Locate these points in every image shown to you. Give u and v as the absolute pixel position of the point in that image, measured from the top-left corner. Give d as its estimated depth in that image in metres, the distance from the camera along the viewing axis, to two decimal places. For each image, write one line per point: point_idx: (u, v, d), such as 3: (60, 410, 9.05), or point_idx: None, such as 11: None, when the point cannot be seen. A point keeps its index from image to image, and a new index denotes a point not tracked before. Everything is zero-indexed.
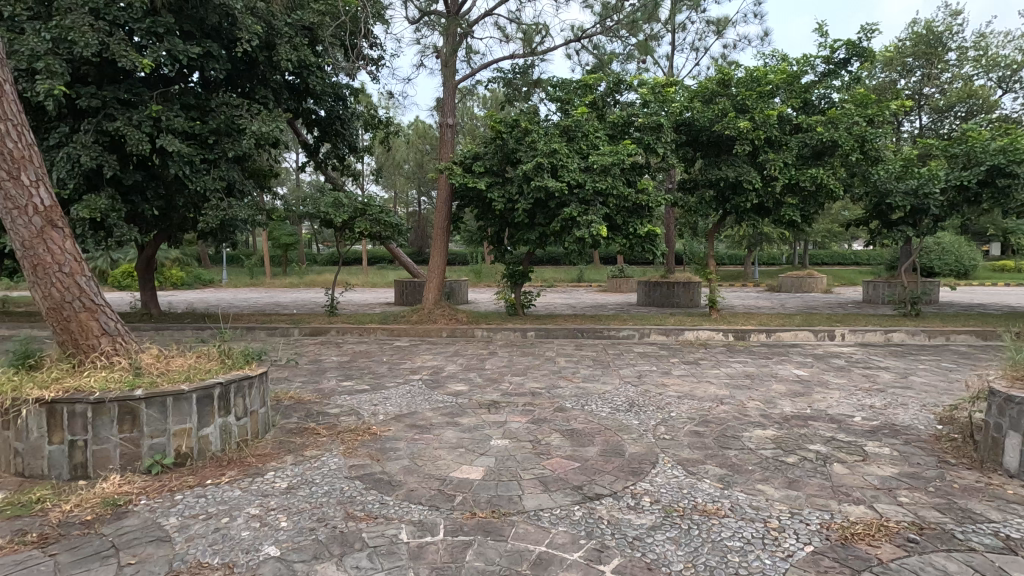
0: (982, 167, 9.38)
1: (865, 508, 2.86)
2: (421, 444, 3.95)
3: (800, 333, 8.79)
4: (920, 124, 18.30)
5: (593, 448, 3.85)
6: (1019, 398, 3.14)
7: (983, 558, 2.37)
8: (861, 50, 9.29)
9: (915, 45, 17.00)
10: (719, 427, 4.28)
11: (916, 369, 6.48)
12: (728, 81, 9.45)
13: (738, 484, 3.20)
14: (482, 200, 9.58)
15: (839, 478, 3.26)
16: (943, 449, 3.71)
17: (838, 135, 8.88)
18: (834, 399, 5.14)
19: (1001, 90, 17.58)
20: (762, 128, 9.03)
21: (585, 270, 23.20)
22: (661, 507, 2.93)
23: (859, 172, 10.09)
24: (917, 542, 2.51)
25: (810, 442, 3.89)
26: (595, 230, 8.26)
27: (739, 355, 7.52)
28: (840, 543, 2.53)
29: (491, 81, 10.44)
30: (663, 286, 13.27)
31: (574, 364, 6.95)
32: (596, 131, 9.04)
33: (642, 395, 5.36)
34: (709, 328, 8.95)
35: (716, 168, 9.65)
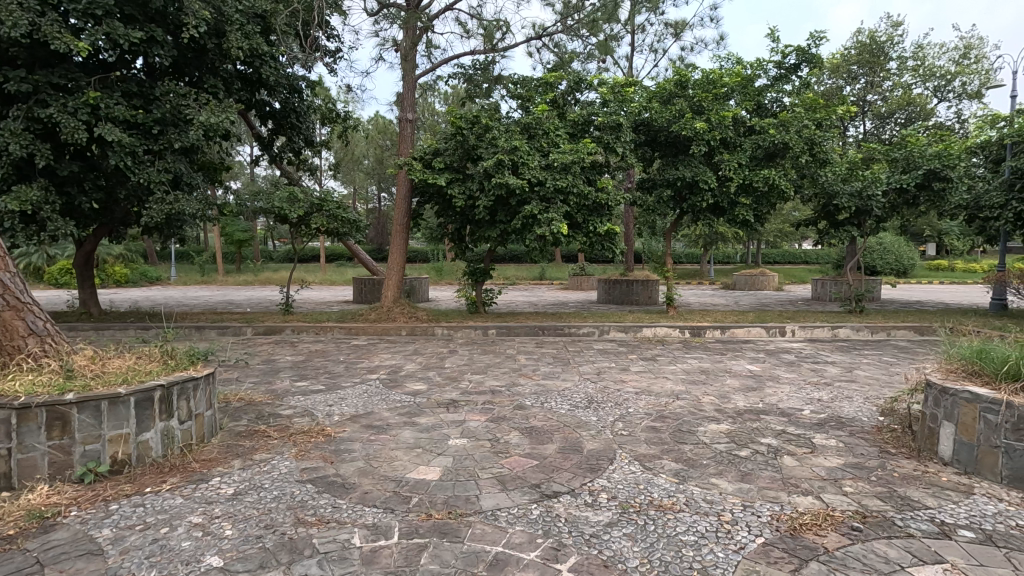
0: (919, 170, 9.93)
1: (813, 498, 2.95)
2: (377, 445, 3.86)
3: (753, 329, 9.05)
4: (865, 130, 19.18)
5: (552, 446, 3.85)
6: (952, 389, 3.32)
7: (921, 544, 2.47)
8: (810, 56, 9.63)
9: (859, 53, 17.77)
10: (675, 422, 4.35)
11: (860, 363, 6.77)
12: (685, 82, 9.62)
13: (693, 479, 3.25)
14: (442, 197, 9.46)
15: (788, 470, 3.36)
16: (884, 439, 3.87)
17: (788, 137, 9.20)
18: (784, 393, 5.31)
19: (937, 99, 18.57)
20: (718, 130, 9.28)
21: (547, 267, 23.29)
22: (617, 503, 2.95)
23: (808, 174, 10.47)
24: (860, 530, 2.60)
25: (762, 436, 4.00)
26: (556, 228, 8.28)
27: (695, 351, 7.69)
28: (789, 534, 2.60)
29: (451, 76, 10.33)
30: (623, 284, 13.46)
31: (535, 362, 6.96)
32: (556, 129, 9.08)
33: (600, 392, 5.40)
34: (667, 325, 9.13)
35: (674, 168, 9.85)
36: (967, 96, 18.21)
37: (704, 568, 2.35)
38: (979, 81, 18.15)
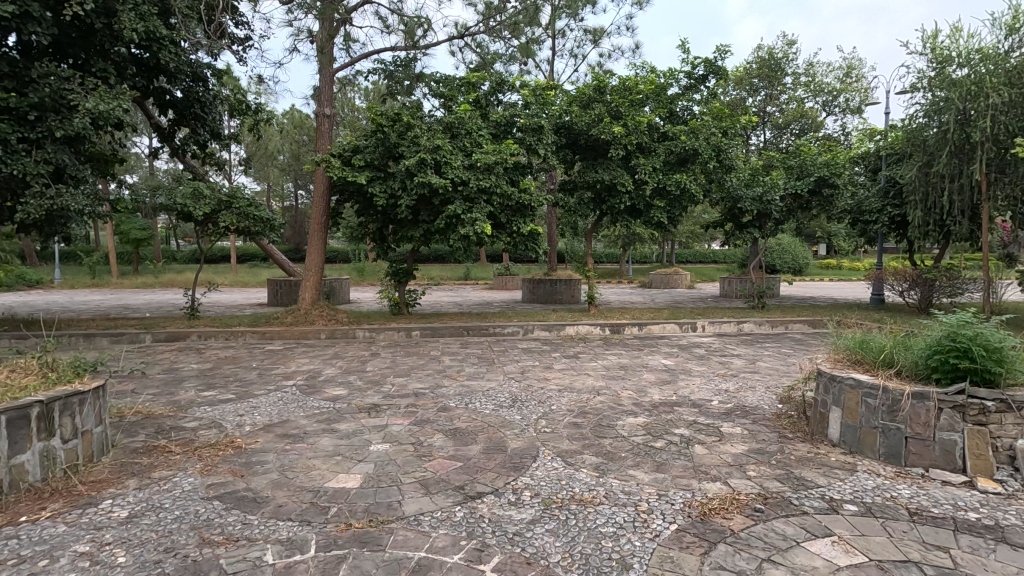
0: (811, 177, 11.01)
1: (720, 484, 3.14)
2: (293, 454, 3.67)
3: (668, 325, 9.52)
4: (765, 139, 20.74)
5: (476, 446, 3.84)
6: (839, 377, 3.65)
7: (813, 520, 2.71)
8: (717, 68, 10.26)
9: (759, 67, 19.18)
10: (595, 418, 4.49)
11: (762, 355, 7.31)
12: (603, 88, 9.92)
13: (612, 471, 3.36)
14: (362, 195, 9.18)
15: (699, 458, 3.55)
16: (782, 425, 4.20)
17: (698, 144, 9.79)
18: (696, 385, 5.62)
19: (826, 113, 20.42)
20: (634, 134, 9.68)
21: (472, 268, 23.25)
22: (541, 500, 2.99)
23: (717, 180, 10.92)
24: (762, 511, 2.80)
25: (675, 427, 4.21)
26: (479, 228, 8.29)
27: (614, 348, 7.97)
28: (699, 519, 2.75)
29: (371, 72, 10.05)
30: (547, 283, 13.70)
31: (459, 362, 6.93)
32: (479, 129, 9.08)
33: (525, 391, 5.46)
34: (588, 323, 9.40)
35: (594, 171, 10.15)
36: (850, 111, 20.16)
37: (623, 557, 2.44)
38: (860, 98, 20.18)
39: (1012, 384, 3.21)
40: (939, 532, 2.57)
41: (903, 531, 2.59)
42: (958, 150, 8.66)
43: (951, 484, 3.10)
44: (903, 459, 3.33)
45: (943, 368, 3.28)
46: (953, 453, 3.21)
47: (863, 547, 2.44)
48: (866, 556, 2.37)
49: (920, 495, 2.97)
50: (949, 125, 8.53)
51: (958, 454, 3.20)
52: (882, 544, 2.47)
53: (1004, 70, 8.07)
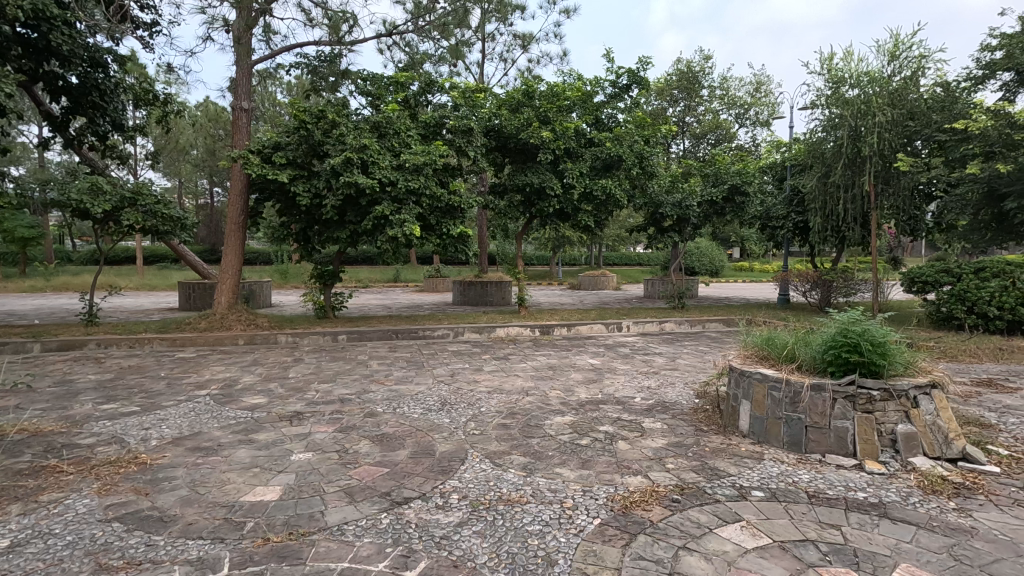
0: (725, 185, 11.72)
1: (641, 477, 3.27)
2: (205, 469, 3.46)
3: (595, 325, 9.78)
4: (684, 148, 21.84)
5: (403, 451, 3.78)
6: (748, 371, 3.91)
7: (725, 507, 2.88)
8: (639, 79, 10.69)
9: (679, 79, 20.20)
10: (524, 418, 4.55)
11: (681, 353, 7.69)
12: (532, 93, 10.05)
13: (539, 470, 3.42)
14: (284, 194, 8.78)
15: (622, 453, 3.69)
16: (699, 419, 4.44)
17: (622, 151, 10.17)
18: (620, 383, 5.82)
19: (739, 125, 21.81)
20: (562, 139, 9.89)
21: (402, 270, 22.87)
22: (468, 502, 2.99)
23: (640, 186, 11.62)
24: (679, 501, 2.95)
25: (601, 424, 4.34)
26: (408, 229, 8.16)
27: (544, 349, 8.10)
28: (621, 512, 2.85)
29: (293, 66, 9.66)
30: (478, 285, 13.71)
31: (387, 366, 6.78)
32: (407, 130, 8.94)
33: (454, 393, 5.44)
34: (518, 325, 9.49)
35: (523, 174, 10.27)
36: (760, 124, 21.66)
37: (548, 554, 2.49)
38: (768, 112, 21.72)
39: (894, 374, 3.56)
40: (833, 512, 2.81)
41: (802, 512, 2.81)
42: (851, 163, 9.52)
43: (844, 467, 3.39)
44: (804, 446, 3.61)
45: (836, 362, 3.58)
46: (845, 439, 3.51)
47: (768, 530, 2.62)
48: (770, 538, 2.55)
49: (817, 478, 3.23)
50: (843, 140, 9.35)
51: (850, 439, 3.51)
52: (784, 525, 2.67)
53: (888, 91, 8.95)
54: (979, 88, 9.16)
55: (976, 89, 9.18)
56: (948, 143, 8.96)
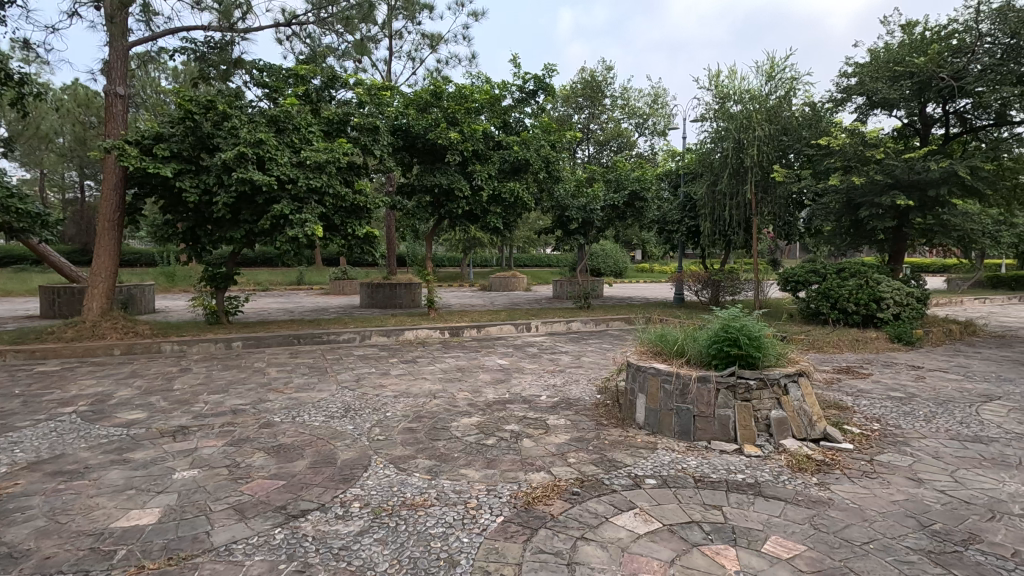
0: (626, 190, 12.38)
1: (544, 473, 3.36)
2: (70, 495, 3.09)
3: (504, 326, 9.89)
4: (589, 154, 22.71)
5: (302, 461, 3.61)
6: (644, 366, 4.14)
7: (621, 496, 3.03)
8: (545, 85, 10.98)
9: (583, 87, 20.99)
10: (430, 421, 4.50)
11: (585, 351, 7.98)
12: (440, 93, 10.01)
13: (444, 472, 3.41)
14: (168, 190, 8.06)
15: (526, 451, 3.77)
16: (600, 414, 4.64)
17: (529, 155, 10.39)
18: (527, 382, 5.94)
19: (639, 134, 23.01)
20: (470, 141, 9.90)
21: (306, 272, 21.82)
22: (370, 510, 2.91)
23: (547, 190, 11.75)
24: (578, 494, 3.06)
25: (507, 423, 4.40)
26: (310, 229, 7.79)
27: (453, 351, 8.08)
28: (523, 509, 2.91)
29: (178, 51, 8.91)
30: (386, 287, 13.39)
31: (286, 374, 6.43)
32: (308, 125, 8.55)
33: (358, 399, 5.26)
34: (427, 327, 9.38)
35: (431, 174, 10.16)
36: (657, 133, 22.99)
37: (451, 555, 2.48)
38: (664, 123, 23.10)
39: (768, 365, 3.93)
40: (715, 493, 3.05)
41: (689, 496, 3.02)
42: (735, 173, 10.37)
43: (726, 453, 3.68)
44: (692, 435, 3.88)
45: (719, 355, 3.90)
46: (728, 426, 3.82)
47: (659, 515, 2.80)
48: (660, 522, 2.72)
49: (703, 464, 3.49)
50: (729, 151, 10.17)
51: (731, 426, 3.81)
52: (673, 509, 2.86)
53: (766, 108, 9.87)
54: (839, 109, 10.33)
55: (837, 110, 10.35)
56: (815, 157, 10.02)
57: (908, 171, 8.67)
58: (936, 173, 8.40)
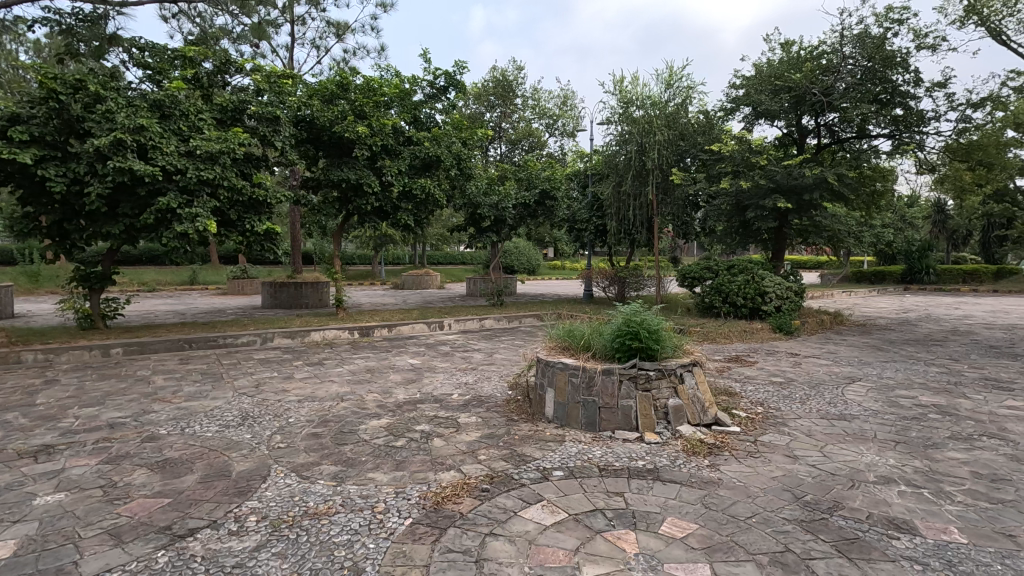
0: (536, 189, 12.64)
1: (454, 471, 3.35)
2: None
3: (417, 325, 9.74)
4: (501, 152, 22.91)
5: (191, 476, 3.34)
6: (552, 361, 4.25)
7: (529, 490, 3.08)
8: (456, 82, 10.92)
9: (495, 86, 21.14)
10: (337, 425, 4.33)
11: (498, 348, 8.05)
12: (346, 85, 9.65)
13: (351, 478, 3.29)
14: (28, 178, 7.09)
15: (436, 451, 3.73)
16: (510, 410, 4.70)
17: (440, 152, 10.29)
18: (439, 381, 5.88)
19: (549, 134, 23.54)
20: (379, 136, 9.64)
21: (200, 271, 20.20)
22: (268, 523, 2.75)
23: (458, 187, 11.71)
24: (487, 490, 3.08)
25: (417, 424, 4.33)
26: (201, 225, 7.20)
27: (363, 351, 7.83)
28: (433, 509, 2.88)
29: (39, 22, 7.89)
30: (291, 286, 12.71)
31: (176, 382, 5.92)
32: (198, 112, 7.90)
33: (257, 406, 4.94)
34: (335, 327, 9.03)
35: (338, 169, 9.77)
36: (567, 135, 23.64)
37: (355, 563, 2.41)
38: (573, 124, 23.79)
39: (666, 357, 4.17)
40: (618, 481, 3.19)
41: (594, 485, 3.14)
42: (638, 175, 10.89)
43: (628, 441, 3.86)
44: (597, 426, 4.04)
45: (622, 348, 4.09)
46: (630, 416, 4.01)
47: (565, 505, 2.88)
48: (566, 512, 2.80)
49: (607, 453, 3.64)
50: (633, 153, 10.68)
51: (633, 415, 4.01)
52: (579, 499, 2.96)
53: (666, 114, 10.52)
54: (729, 117, 11.17)
55: (728, 118, 11.19)
56: (708, 162, 10.78)
57: (787, 176, 9.51)
58: (810, 179, 9.28)
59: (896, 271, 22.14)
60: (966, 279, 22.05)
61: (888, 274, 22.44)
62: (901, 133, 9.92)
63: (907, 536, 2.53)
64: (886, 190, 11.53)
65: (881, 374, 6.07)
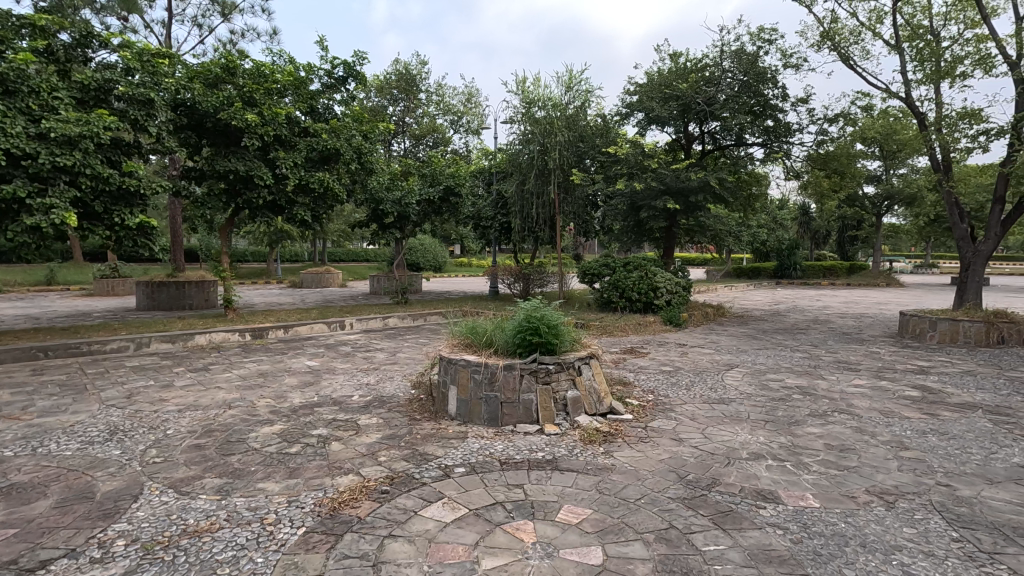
0: (441, 186, 12.55)
1: (352, 475, 3.25)
2: None
3: (315, 325, 9.30)
4: (404, 147, 22.48)
5: (44, 501, 2.95)
6: (454, 358, 4.25)
7: (430, 488, 3.06)
8: (355, 73, 10.54)
9: (398, 79, 20.69)
10: (223, 434, 4.02)
11: (401, 347, 7.91)
12: (233, 69, 9.00)
13: (238, 490, 3.08)
14: None
15: (334, 455, 3.59)
16: (413, 408, 4.64)
17: (339, 144, 9.86)
18: (338, 383, 5.66)
19: (453, 130, 23.44)
20: (270, 126, 9.07)
21: (59, 269, 17.86)
22: (139, 546, 2.50)
23: (359, 181, 11.32)
24: (388, 491, 3.02)
25: (313, 428, 4.15)
26: (58, 218, 6.36)
27: (255, 354, 7.34)
28: (329, 515, 2.77)
29: None
30: (171, 286, 11.60)
31: (27, 396, 5.19)
32: (52, 90, 6.94)
33: (128, 419, 4.46)
34: (224, 329, 8.38)
35: (225, 159, 9.08)
36: (471, 132, 23.67)
37: None
38: (478, 122, 23.86)
39: (564, 350, 4.32)
40: (518, 473, 3.26)
41: (495, 479, 3.18)
42: (540, 174, 11.15)
43: (528, 434, 3.95)
44: (499, 421, 4.09)
45: (522, 344, 4.19)
46: (530, 409, 4.11)
47: (466, 501, 2.89)
48: (466, 508, 2.82)
49: (508, 447, 3.70)
50: (535, 153, 10.93)
51: (533, 409, 4.11)
52: (479, 494, 2.98)
53: (566, 116, 10.90)
54: (625, 122, 11.77)
55: (623, 122, 11.77)
56: (606, 163, 11.27)
57: (675, 179, 10.18)
58: (696, 182, 10.01)
59: (769, 267, 24.56)
60: (825, 274, 24.94)
61: (762, 270, 24.80)
62: (772, 142, 10.99)
63: (771, 505, 2.82)
64: (760, 194, 12.73)
65: (755, 360, 6.71)
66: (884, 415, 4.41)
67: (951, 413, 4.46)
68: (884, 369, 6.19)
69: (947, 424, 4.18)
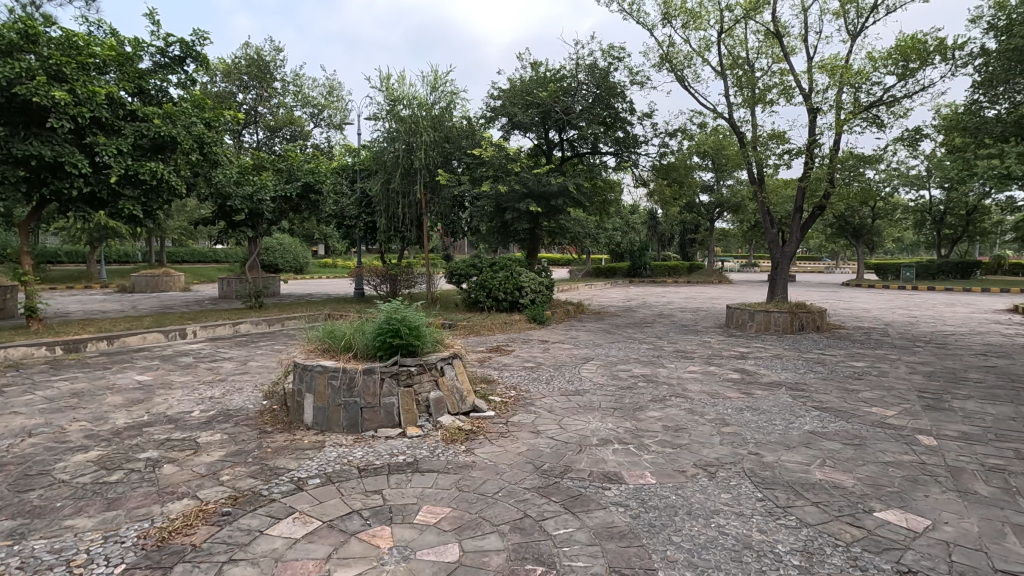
0: (298, 182, 11.88)
1: (187, 499, 2.92)
2: None
3: (148, 335, 8.23)
4: (257, 139, 20.81)
5: None
6: (311, 365, 4.02)
7: (279, 504, 2.87)
8: (195, 53, 9.51)
9: (248, 65, 19.07)
10: (19, 469, 3.39)
11: (253, 355, 7.30)
12: (35, 36, 7.61)
13: (37, 531, 2.62)
14: None
15: (166, 479, 3.21)
16: (264, 421, 4.31)
17: (176, 132, 8.80)
18: (175, 399, 5.07)
19: (313, 124, 22.19)
20: (86, 106, 7.80)
21: None
22: None
23: (202, 174, 10.21)
24: (229, 513, 2.77)
25: (141, 451, 3.66)
26: None
27: (68, 371, 6.30)
28: (156, 547, 2.47)
29: None
30: None
31: None
32: None
33: None
34: (26, 343, 7.07)
35: (24, 142, 7.62)
36: (333, 126, 22.56)
37: None
38: (341, 116, 22.79)
39: (426, 351, 4.30)
40: (377, 478, 3.18)
41: (352, 487, 3.07)
42: (406, 174, 10.97)
43: (391, 438, 3.86)
44: (360, 427, 3.96)
45: (383, 346, 4.09)
46: (393, 412, 4.03)
47: (319, 513, 2.76)
48: (319, 521, 2.68)
49: (369, 453, 3.60)
50: (400, 152, 10.72)
51: (396, 412, 4.04)
52: (335, 504, 2.86)
53: (431, 116, 10.87)
54: (489, 125, 12.02)
55: (488, 126, 12.03)
56: (472, 165, 11.42)
57: (537, 183, 10.61)
58: (556, 187, 10.55)
59: (624, 267, 26.65)
60: (670, 273, 27.68)
61: (617, 269, 26.82)
62: (623, 152, 11.93)
63: (615, 486, 3.06)
64: (614, 200, 13.74)
65: (608, 353, 7.25)
66: (711, 396, 5.02)
67: (762, 391, 5.21)
68: (713, 356, 7.04)
69: (759, 400, 4.88)
